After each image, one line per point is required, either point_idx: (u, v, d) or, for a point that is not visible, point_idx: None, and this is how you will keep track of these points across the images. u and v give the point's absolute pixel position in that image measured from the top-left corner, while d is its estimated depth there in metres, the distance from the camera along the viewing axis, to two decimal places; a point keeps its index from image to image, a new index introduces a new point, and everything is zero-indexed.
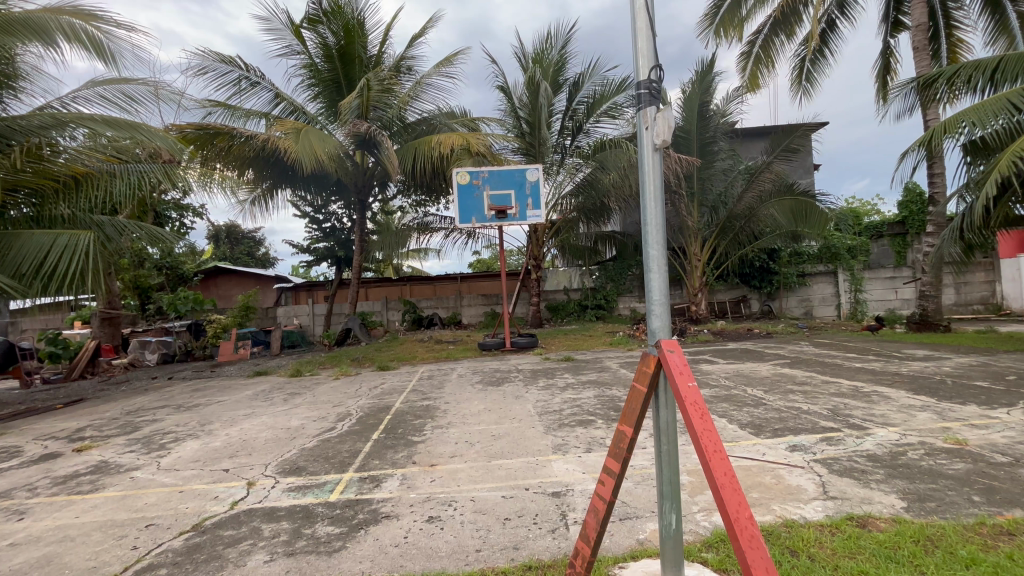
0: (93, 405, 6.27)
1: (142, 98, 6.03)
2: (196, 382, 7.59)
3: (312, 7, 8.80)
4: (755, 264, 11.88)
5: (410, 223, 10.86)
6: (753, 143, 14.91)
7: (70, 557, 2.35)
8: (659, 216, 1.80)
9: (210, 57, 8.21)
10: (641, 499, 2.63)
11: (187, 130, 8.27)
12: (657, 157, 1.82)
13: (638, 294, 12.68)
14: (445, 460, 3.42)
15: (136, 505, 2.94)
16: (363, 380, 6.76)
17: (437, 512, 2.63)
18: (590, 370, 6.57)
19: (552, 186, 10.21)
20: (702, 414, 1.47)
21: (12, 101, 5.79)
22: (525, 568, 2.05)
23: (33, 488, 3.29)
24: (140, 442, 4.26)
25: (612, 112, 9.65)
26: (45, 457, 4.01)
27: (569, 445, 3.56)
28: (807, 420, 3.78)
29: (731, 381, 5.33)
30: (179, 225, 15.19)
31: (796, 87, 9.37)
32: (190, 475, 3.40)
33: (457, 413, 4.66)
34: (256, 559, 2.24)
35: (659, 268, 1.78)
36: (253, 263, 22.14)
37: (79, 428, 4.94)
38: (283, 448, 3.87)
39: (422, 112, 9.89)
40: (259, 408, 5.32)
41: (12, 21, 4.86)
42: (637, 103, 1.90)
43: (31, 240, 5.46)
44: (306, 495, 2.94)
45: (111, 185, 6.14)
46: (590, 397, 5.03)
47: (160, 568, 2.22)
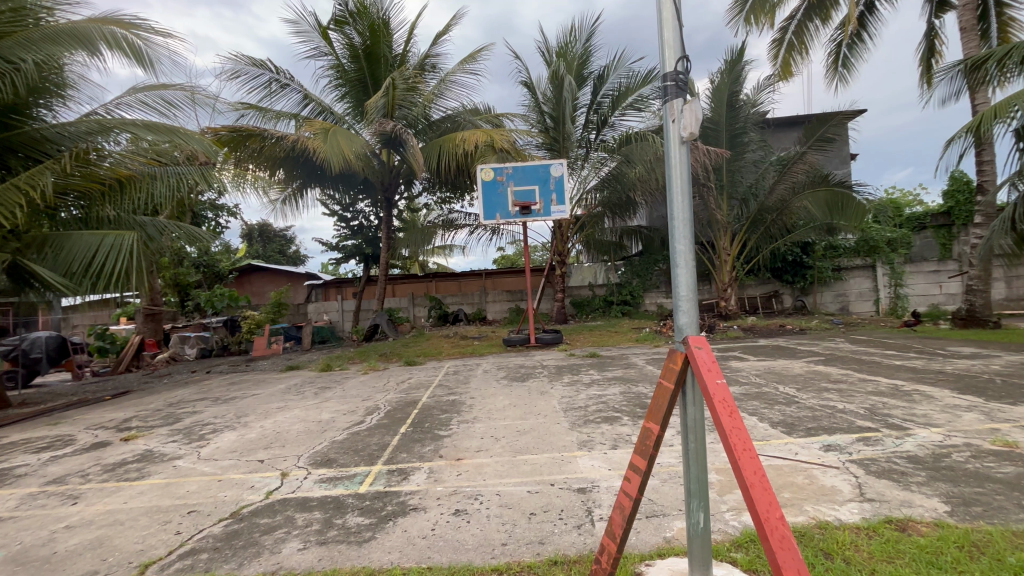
0: (137, 397, 6.60)
1: (180, 103, 6.26)
2: (232, 376, 7.87)
3: (339, 9, 8.97)
4: (788, 258, 11.56)
5: (436, 220, 10.99)
6: (786, 134, 14.41)
7: (119, 540, 2.50)
8: (686, 211, 1.77)
9: (242, 60, 8.48)
10: (667, 497, 2.60)
11: (221, 133, 8.54)
12: (684, 151, 1.80)
13: (664, 289, 12.42)
14: (471, 454, 3.46)
15: (178, 492, 3.09)
16: (391, 375, 6.88)
17: (463, 505, 2.67)
18: (616, 367, 6.50)
19: (577, 180, 10.06)
20: (730, 412, 1.45)
21: (62, 110, 6.14)
22: (552, 563, 2.06)
23: (85, 475, 3.50)
24: (181, 433, 4.46)
25: (639, 104, 9.46)
26: (96, 446, 4.24)
27: (595, 442, 3.54)
28: (843, 419, 3.66)
29: (762, 379, 5.19)
30: (215, 225, 15.77)
31: (832, 74, 9.00)
32: (228, 464, 3.55)
33: (482, 408, 4.71)
34: (289, 547, 2.33)
35: (686, 263, 1.76)
36: (285, 260, 22.77)
37: (125, 419, 5.19)
38: (315, 440, 3.99)
39: (446, 109, 9.96)
40: (291, 402, 5.50)
41: (60, 32, 5.20)
42: (664, 95, 1.86)
43: (81, 240, 5.75)
44: (337, 486, 3.02)
45: (152, 186, 6.40)
46: (616, 393, 5.00)
47: (201, 552, 2.33)
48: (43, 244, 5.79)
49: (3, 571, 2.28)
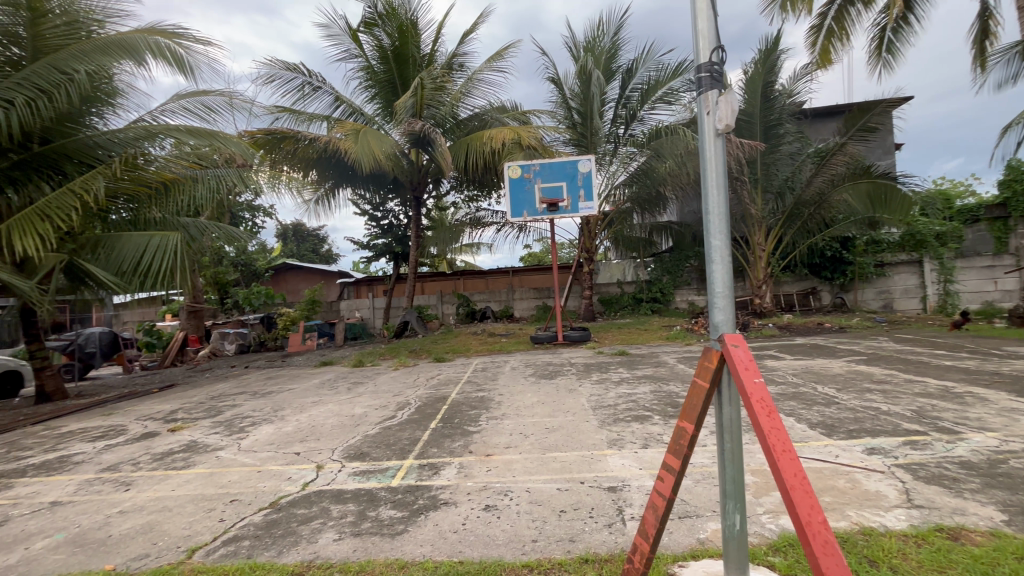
0: (182, 390, 6.92)
1: (219, 108, 6.53)
2: (270, 371, 8.16)
3: (368, 11, 9.13)
4: (827, 254, 11.15)
5: (463, 218, 11.11)
6: (824, 124, 13.84)
7: (169, 525, 2.63)
8: (723, 206, 1.73)
9: (277, 65, 8.74)
10: (701, 497, 2.55)
11: (257, 135, 8.83)
12: (719, 144, 1.75)
13: (696, 286, 12.15)
14: (500, 450, 3.48)
15: (221, 482, 3.22)
16: (420, 371, 6.98)
17: (493, 501, 2.69)
18: (646, 365, 6.41)
19: (605, 176, 9.89)
20: (769, 411, 1.41)
21: (112, 117, 6.46)
22: (582, 560, 2.05)
23: (136, 463, 3.70)
24: (223, 425, 4.65)
25: (669, 97, 9.27)
26: (146, 436, 4.48)
27: (625, 440, 3.51)
28: (888, 421, 3.50)
29: (799, 379, 5.01)
30: (252, 225, 16.36)
31: (876, 60, 8.58)
32: (267, 456, 3.68)
33: (511, 405, 4.72)
34: (326, 537, 2.40)
35: (722, 259, 1.72)
36: (317, 258, 23.37)
37: (172, 411, 5.46)
38: (349, 434, 4.09)
39: (473, 108, 10.02)
40: (325, 396, 5.65)
41: (109, 42, 5.45)
42: (698, 87, 1.82)
43: (131, 240, 6.05)
44: (369, 480, 3.09)
45: (195, 189, 6.70)
46: (646, 392, 4.92)
47: (243, 540, 2.43)
48: (96, 245, 6.12)
49: (64, 551, 2.44)
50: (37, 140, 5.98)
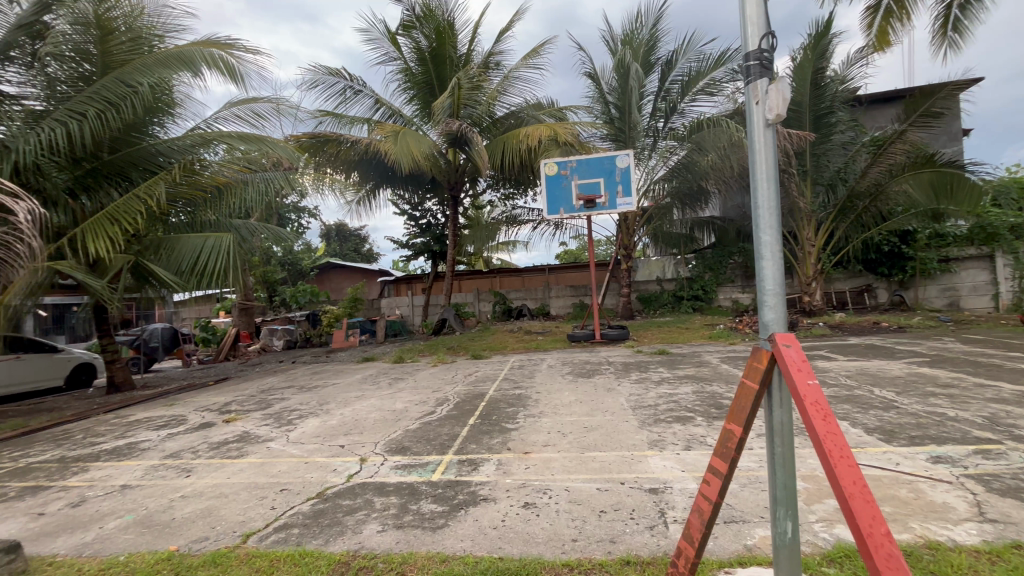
0: (235, 384, 7.29)
1: (268, 115, 6.82)
2: (315, 366, 8.49)
3: (406, 14, 9.29)
4: (883, 249, 10.49)
5: (499, 216, 11.20)
6: (881, 111, 13.02)
7: (226, 511, 2.79)
8: (773, 199, 1.66)
9: (320, 71, 9.04)
10: (748, 502, 2.46)
11: (303, 139, 9.17)
12: (770, 134, 1.68)
13: (740, 283, 11.69)
14: (539, 448, 3.47)
15: (272, 471, 3.38)
16: (458, 368, 7.07)
17: (532, 498, 2.69)
18: (687, 365, 6.23)
19: (644, 170, 9.67)
20: (825, 416, 1.34)
21: (172, 126, 6.86)
22: (624, 562, 2.02)
23: (195, 451, 3.94)
24: (273, 417, 4.87)
25: (711, 88, 8.96)
26: (204, 426, 4.76)
27: (666, 442, 3.43)
28: (955, 428, 3.26)
29: (853, 380, 4.75)
30: (298, 225, 17.05)
31: (940, 40, 7.83)
32: (313, 448, 3.83)
33: (548, 403, 4.71)
34: (369, 528, 2.47)
35: (772, 254, 1.66)
36: (359, 258, 24.05)
37: (226, 403, 5.77)
38: (390, 428, 4.20)
39: (509, 106, 10.06)
40: (367, 391, 5.82)
41: (169, 55, 5.78)
42: (745, 76, 1.75)
43: (188, 242, 6.42)
44: (411, 474, 3.16)
45: (244, 192, 7.07)
46: (688, 393, 4.79)
47: (293, 527, 2.54)
48: (158, 247, 6.54)
49: (134, 531, 2.63)
50: (107, 150, 6.42)
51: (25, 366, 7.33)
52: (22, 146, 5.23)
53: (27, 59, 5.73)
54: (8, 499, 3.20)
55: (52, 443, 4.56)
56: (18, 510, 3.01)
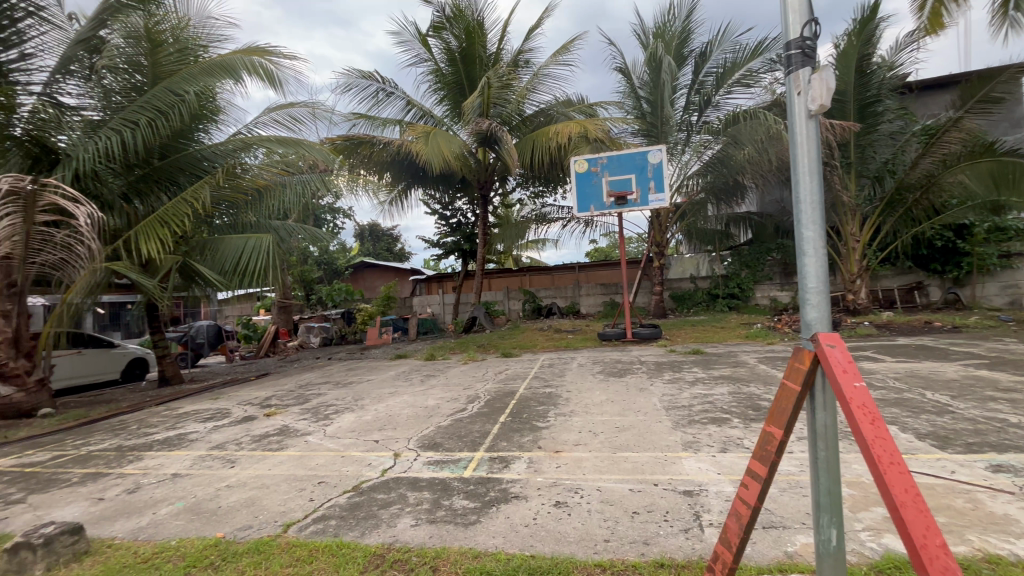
0: (275, 379, 7.57)
1: (304, 119, 7.03)
2: (350, 362, 8.73)
3: (436, 15, 9.39)
4: (936, 244, 9.91)
5: (529, 214, 11.21)
6: (934, 98, 12.29)
7: (268, 501, 2.90)
8: (816, 193, 1.61)
9: (354, 75, 9.25)
10: (788, 508, 2.37)
11: (338, 142, 9.42)
12: (812, 125, 1.62)
13: (778, 281, 11.28)
14: (570, 448, 3.45)
15: (311, 464, 3.50)
16: (488, 366, 7.11)
17: (563, 497, 2.68)
18: (723, 365, 6.07)
19: (677, 166, 9.47)
20: (873, 420, 1.28)
21: (216, 132, 7.16)
22: (657, 565, 1.99)
23: (239, 443, 4.12)
24: (311, 412, 5.04)
25: (747, 79, 8.67)
26: (246, 419, 4.97)
27: (701, 443, 3.35)
28: (1018, 436, 3.04)
29: (902, 383, 4.50)
30: (333, 226, 17.53)
31: (1000, 19, 7.31)
32: (349, 442, 3.93)
33: (579, 402, 4.68)
34: (403, 522, 2.52)
35: (816, 251, 1.59)
36: (392, 257, 24.53)
37: (267, 397, 6.01)
38: (423, 424, 4.27)
39: (539, 103, 10.03)
40: (401, 388, 5.94)
41: (213, 64, 6.04)
42: (787, 66, 1.69)
43: (232, 243, 6.70)
44: (443, 469, 3.21)
45: (284, 195, 7.36)
46: (723, 393, 4.66)
47: (330, 519, 2.62)
48: (204, 248, 6.85)
49: (184, 517, 2.77)
50: (157, 156, 6.77)
51: (86, 360, 7.83)
52: (81, 154, 5.60)
53: (84, 72, 6.09)
54: (72, 484, 3.43)
55: (109, 432, 4.85)
56: (81, 495, 3.22)
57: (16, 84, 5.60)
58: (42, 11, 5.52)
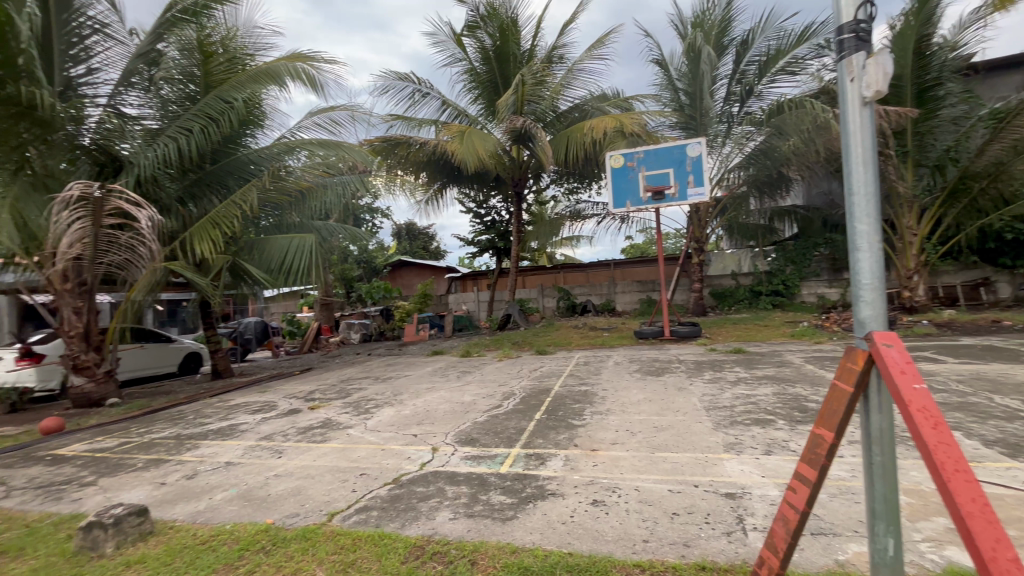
0: (318, 373, 7.85)
1: (344, 122, 7.24)
2: (389, 358, 8.95)
3: (470, 15, 9.46)
4: (1006, 237, 9.19)
5: (563, 211, 11.20)
6: (1003, 79, 11.37)
7: (313, 490, 3.03)
8: (871, 184, 1.53)
9: (391, 77, 9.45)
10: (839, 514, 2.27)
11: (376, 143, 9.66)
12: (867, 113, 1.54)
13: (827, 277, 10.75)
14: (606, 446, 3.43)
15: (353, 456, 3.61)
16: (523, 363, 7.12)
17: (601, 496, 2.66)
18: (767, 365, 5.84)
19: (717, 159, 9.19)
20: (935, 424, 1.21)
21: (262, 137, 7.48)
22: (699, 568, 1.95)
23: (286, 434, 4.31)
24: (352, 406, 5.21)
25: (793, 66, 8.29)
26: (292, 411, 5.19)
27: (744, 445, 3.25)
28: None
29: (966, 386, 4.20)
30: (372, 226, 17.99)
31: None
32: (389, 436, 4.04)
33: (616, 401, 4.62)
34: (442, 516, 2.57)
35: (870, 246, 1.51)
36: (427, 255, 24.94)
37: (310, 391, 6.24)
38: (460, 420, 4.34)
39: (573, 99, 9.95)
40: (438, 383, 6.06)
41: (260, 72, 6.32)
42: (839, 51, 1.61)
43: (278, 243, 7.00)
44: (480, 464, 3.25)
45: (325, 196, 7.65)
46: (767, 394, 4.50)
47: (372, 510, 2.70)
48: (251, 248, 7.17)
49: (237, 503, 2.92)
50: (209, 161, 7.16)
51: (147, 353, 8.37)
52: (142, 162, 6.01)
53: (145, 84, 6.42)
54: (137, 469, 3.69)
55: (169, 422, 5.17)
56: (145, 479, 3.46)
57: (85, 97, 6.00)
58: (106, 27, 5.90)
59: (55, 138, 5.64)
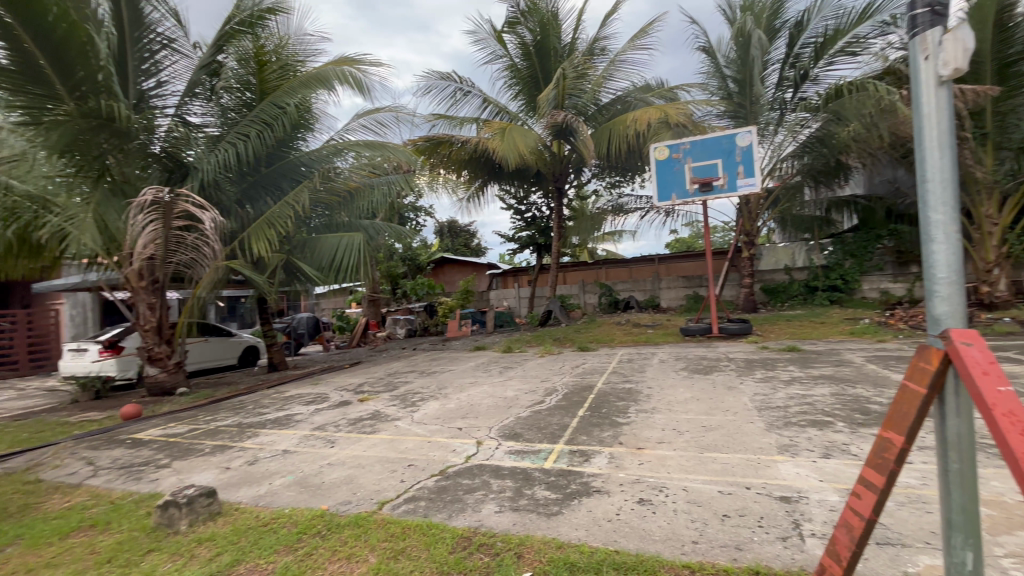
0: (367, 367, 8.14)
1: (389, 122, 7.42)
2: (432, 353, 9.16)
3: (510, 11, 9.46)
4: None
5: (605, 206, 11.03)
6: None
7: (364, 479, 3.15)
8: (948, 169, 1.41)
9: (433, 77, 9.60)
10: (908, 524, 2.13)
11: (419, 143, 9.85)
12: (943, 93, 1.43)
13: (891, 271, 10.00)
14: (652, 445, 3.37)
15: (401, 448, 3.73)
16: (565, 359, 7.09)
17: (647, 495, 2.62)
18: (824, 364, 5.55)
19: (769, 147, 8.77)
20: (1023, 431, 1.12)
21: (312, 139, 7.79)
22: (752, 573, 1.89)
23: (338, 425, 4.49)
24: (399, 398, 5.37)
25: (854, 46, 7.77)
26: (343, 403, 5.41)
27: (800, 447, 3.10)
28: None
29: None
30: (415, 224, 18.39)
31: None
32: (435, 428, 4.14)
33: (661, 399, 4.52)
34: (488, 508, 2.61)
35: (947, 237, 1.40)
36: (469, 252, 25.26)
37: (359, 384, 6.49)
38: (503, 414, 4.38)
39: (615, 91, 9.75)
40: (481, 378, 6.14)
41: (311, 77, 6.59)
42: (911, 27, 1.50)
43: (329, 242, 7.29)
44: (524, 459, 3.27)
45: (372, 196, 7.90)
46: (824, 394, 4.28)
47: (420, 500, 2.78)
48: (304, 247, 7.50)
49: (294, 489, 3.08)
50: (265, 164, 7.52)
51: (211, 347, 8.98)
52: (206, 167, 6.40)
53: (207, 93, 6.84)
54: (205, 454, 3.96)
55: (231, 410, 5.51)
56: (212, 463, 3.71)
57: (156, 109, 6.45)
58: (173, 42, 6.29)
59: (132, 147, 6.11)
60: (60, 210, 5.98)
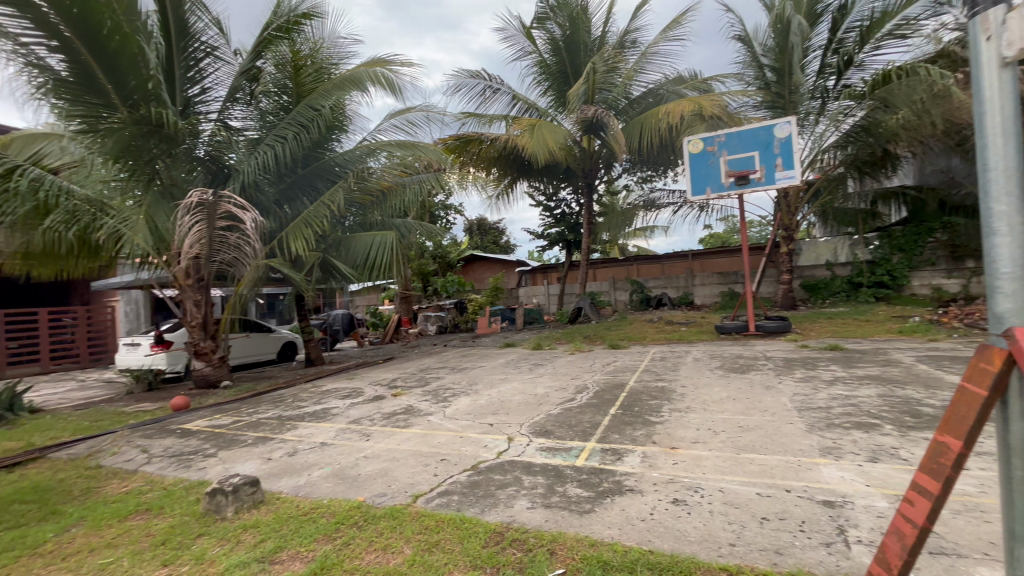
0: (399, 362, 8.30)
1: (419, 122, 7.52)
2: (463, 349, 9.26)
3: (540, 7, 9.43)
4: None
5: (636, 201, 10.84)
6: None
7: (399, 472, 3.21)
8: (1013, 158, 1.32)
9: (463, 75, 9.65)
10: (963, 534, 2.02)
11: (449, 142, 9.96)
12: (1008, 75, 1.33)
13: (944, 267, 9.26)
14: (687, 445, 3.30)
15: (433, 442, 3.79)
16: (596, 357, 7.03)
17: (682, 495, 2.57)
18: (869, 364, 5.30)
19: (810, 138, 8.43)
20: None
21: (346, 140, 7.96)
22: None
23: (372, 419, 4.61)
24: (431, 394, 5.45)
25: (904, 29, 7.35)
26: (377, 398, 5.54)
27: (844, 450, 2.98)
28: None
29: None
30: (445, 222, 18.58)
31: None
32: (466, 424, 4.18)
33: (696, 398, 4.43)
34: (520, 504, 2.62)
35: (1012, 229, 1.32)
36: (499, 250, 25.36)
37: (392, 379, 6.62)
38: (534, 411, 4.39)
39: (647, 84, 9.59)
40: (511, 375, 6.17)
41: (345, 79, 6.75)
42: (969, 7, 1.41)
43: (362, 241, 7.46)
44: (556, 457, 3.26)
45: (405, 195, 8.05)
46: (870, 396, 4.09)
47: (452, 494, 2.82)
48: (339, 246, 7.71)
49: (332, 480, 3.18)
50: (302, 165, 7.75)
51: (252, 342, 9.34)
52: (247, 169, 6.65)
53: (247, 98, 7.10)
54: (248, 444, 4.13)
55: (272, 403, 5.73)
56: (255, 453, 3.87)
57: (200, 114, 6.75)
58: (216, 50, 6.55)
59: (179, 151, 6.42)
60: (115, 213, 6.30)
